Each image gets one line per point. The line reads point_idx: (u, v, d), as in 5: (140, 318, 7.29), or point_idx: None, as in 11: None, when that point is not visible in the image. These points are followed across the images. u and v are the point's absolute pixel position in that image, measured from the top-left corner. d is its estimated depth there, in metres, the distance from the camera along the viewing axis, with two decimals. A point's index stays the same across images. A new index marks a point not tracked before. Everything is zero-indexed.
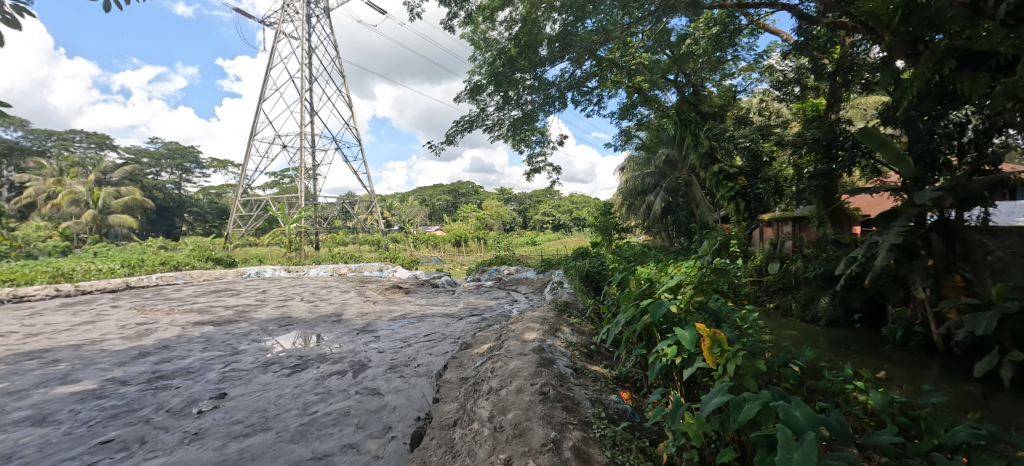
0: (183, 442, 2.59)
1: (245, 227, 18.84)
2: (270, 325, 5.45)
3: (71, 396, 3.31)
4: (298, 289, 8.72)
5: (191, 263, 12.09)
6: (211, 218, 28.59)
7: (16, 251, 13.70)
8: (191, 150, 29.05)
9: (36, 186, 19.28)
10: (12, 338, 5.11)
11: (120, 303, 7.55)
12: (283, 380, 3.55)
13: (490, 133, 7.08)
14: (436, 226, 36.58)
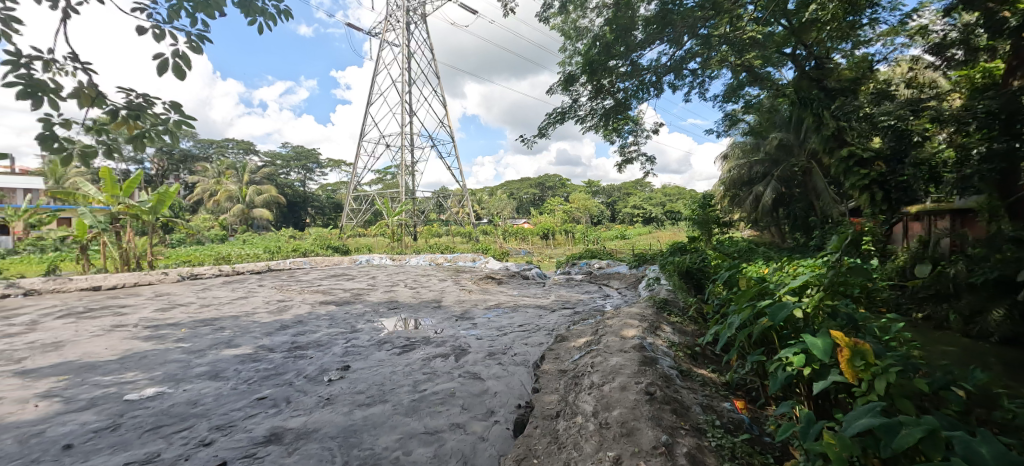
0: (319, 405, 2.97)
1: (354, 220, 20.76)
2: (381, 307, 6.00)
3: (234, 358, 3.97)
4: (401, 276, 9.48)
5: (315, 250, 13.76)
6: (330, 212, 32.19)
7: (191, 238, 16.78)
8: (314, 151, 32.90)
9: (204, 185, 23.39)
10: (191, 308, 6.28)
11: (263, 283, 8.87)
12: (395, 358, 3.88)
13: (582, 124, 6.96)
14: (525, 220, 37.11)
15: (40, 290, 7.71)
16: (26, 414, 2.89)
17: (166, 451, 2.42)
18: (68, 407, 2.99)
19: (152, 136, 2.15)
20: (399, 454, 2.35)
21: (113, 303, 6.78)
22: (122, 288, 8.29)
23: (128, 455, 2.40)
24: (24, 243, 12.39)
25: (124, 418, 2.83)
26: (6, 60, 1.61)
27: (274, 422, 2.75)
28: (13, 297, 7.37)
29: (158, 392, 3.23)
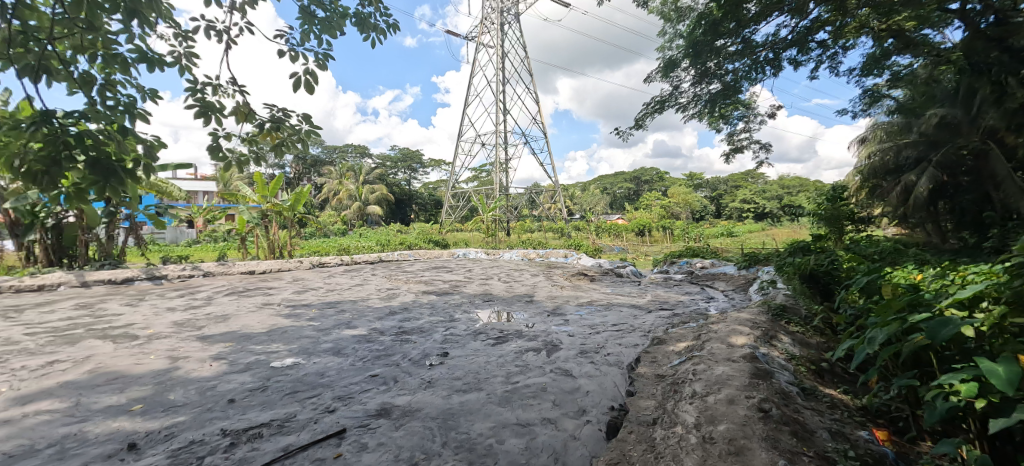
0: (422, 387, 3.16)
1: (453, 216, 21.85)
2: (476, 299, 6.22)
3: (351, 337, 4.41)
4: (495, 270, 9.75)
5: (419, 244, 14.76)
6: (431, 208, 34.33)
7: (319, 232, 19.07)
8: (418, 152, 35.25)
9: (328, 185, 26.43)
10: (318, 292, 7.13)
11: (375, 272, 9.74)
12: (491, 348, 3.99)
13: (684, 113, 6.48)
14: (619, 215, 35.93)
15: (212, 272, 9.33)
16: (202, 372, 3.50)
17: (299, 413, 2.76)
18: (231, 368, 3.56)
19: (289, 145, 2.51)
20: (493, 442, 2.39)
21: (261, 285, 7.96)
22: (267, 273, 9.71)
23: (273, 413, 2.78)
24: (201, 235, 15.14)
25: (269, 381, 3.29)
26: (188, 87, 2.08)
27: (384, 398, 2.98)
28: (195, 277, 9.04)
29: (293, 362, 3.70)
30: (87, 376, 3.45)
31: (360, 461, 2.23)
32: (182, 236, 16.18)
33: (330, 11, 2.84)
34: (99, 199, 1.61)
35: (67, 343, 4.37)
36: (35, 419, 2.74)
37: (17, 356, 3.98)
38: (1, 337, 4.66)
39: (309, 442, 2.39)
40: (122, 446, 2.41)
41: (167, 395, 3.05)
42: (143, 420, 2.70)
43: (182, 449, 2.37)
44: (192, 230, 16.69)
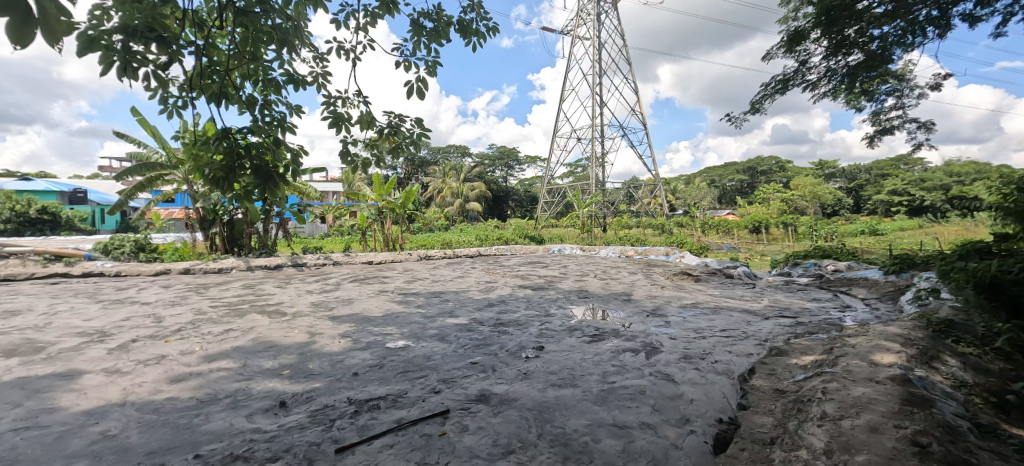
0: (518, 378, 3.21)
1: (549, 212, 21.94)
2: (572, 295, 6.16)
3: (454, 326, 4.65)
4: (592, 267, 9.56)
5: (515, 239, 15.06)
6: (527, 204, 34.87)
7: (425, 227, 20.51)
8: (514, 150, 36.01)
9: (434, 184, 28.30)
10: (425, 282, 7.65)
11: (475, 266, 10.17)
12: (586, 345, 3.92)
13: (813, 91, 5.69)
14: (729, 211, 32.93)
15: (339, 261, 10.52)
16: (332, 347, 3.97)
17: (410, 391, 2.97)
18: (354, 346, 3.97)
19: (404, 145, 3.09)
20: (589, 440, 2.34)
21: (377, 275, 8.78)
22: (382, 264, 10.68)
23: (387, 388, 3.03)
24: (330, 229, 17.21)
25: (385, 360, 3.61)
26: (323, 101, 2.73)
27: (484, 385, 3.08)
28: (327, 265, 10.27)
29: (404, 345, 4.01)
30: (250, 343, 4.11)
31: (462, 441, 2.33)
32: (315, 231, 18.55)
33: (438, 21, 3.34)
34: (259, 198, 2.26)
35: (237, 316, 5.26)
36: (215, 374, 3.34)
37: (205, 323, 4.89)
38: (193, 307, 5.77)
39: (417, 418, 2.56)
40: (274, 403, 2.82)
41: (307, 364, 3.51)
42: (289, 383, 3.13)
43: (318, 411, 2.69)
44: (323, 225, 19.06)
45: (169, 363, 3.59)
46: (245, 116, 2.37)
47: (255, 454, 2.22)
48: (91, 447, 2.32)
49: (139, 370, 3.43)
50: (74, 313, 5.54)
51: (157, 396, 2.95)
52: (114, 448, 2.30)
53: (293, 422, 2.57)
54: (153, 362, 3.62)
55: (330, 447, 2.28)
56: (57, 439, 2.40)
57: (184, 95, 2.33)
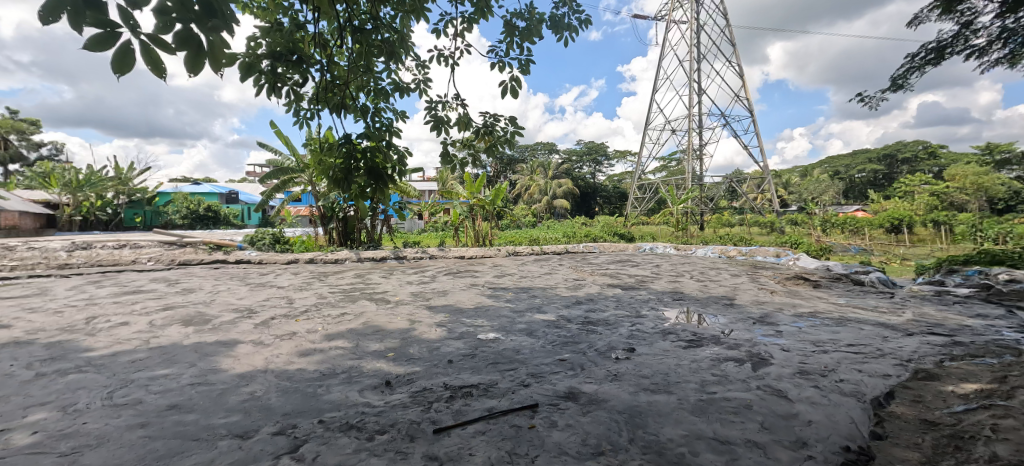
0: (608, 379, 3.11)
1: (639, 209, 21.09)
2: (665, 297, 5.83)
3: (542, 322, 4.66)
4: (687, 267, 8.99)
5: (603, 237, 14.71)
6: (616, 201, 33.89)
7: (513, 223, 20.93)
8: (603, 145, 35.22)
9: (522, 182, 28.84)
10: (514, 278, 7.79)
11: (563, 263, 10.12)
12: (682, 351, 3.67)
13: (980, 59, 4.71)
14: (855, 207, 28.81)
15: (434, 255, 11.14)
16: (429, 334, 4.20)
17: (500, 382, 3.03)
18: (449, 335, 4.16)
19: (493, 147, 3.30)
20: (686, 452, 2.18)
21: (469, 269, 9.15)
22: (473, 259, 11.10)
23: (478, 377, 3.12)
24: (427, 225, 18.34)
25: (477, 350, 3.73)
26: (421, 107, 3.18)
27: (572, 383, 3.04)
28: (424, 258, 10.94)
29: (494, 337, 4.11)
30: (361, 326, 4.51)
31: (551, 436, 2.31)
32: (414, 226, 19.90)
33: (530, 19, 3.35)
34: (370, 197, 2.77)
35: (349, 301, 5.83)
36: (333, 351, 3.71)
37: (325, 306, 5.49)
38: (315, 292, 6.52)
39: (508, 409, 2.60)
40: (381, 381, 3.06)
41: (408, 349, 3.75)
42: (393, 365, 3.37)
43: (418, 392, 2.86)
44: (420, 221, 20.38)
45: (299, 339, 4.08)
46: (357, 122, 3.15)
47: (366, 425, 2.42)
48: (242, 404, 2.71)
49: (277, 344, 3.94)
50: (228, 293, 6.56)
51: (290, 366, 3.37)
52: (258, 407, 2.66)
53: (396, 400, 2.75)
54: (287, 337, 4.15)
55: (429, 427, 2.40)
56: (219, 395, 2.84)
57: (316, 108, 3.24)
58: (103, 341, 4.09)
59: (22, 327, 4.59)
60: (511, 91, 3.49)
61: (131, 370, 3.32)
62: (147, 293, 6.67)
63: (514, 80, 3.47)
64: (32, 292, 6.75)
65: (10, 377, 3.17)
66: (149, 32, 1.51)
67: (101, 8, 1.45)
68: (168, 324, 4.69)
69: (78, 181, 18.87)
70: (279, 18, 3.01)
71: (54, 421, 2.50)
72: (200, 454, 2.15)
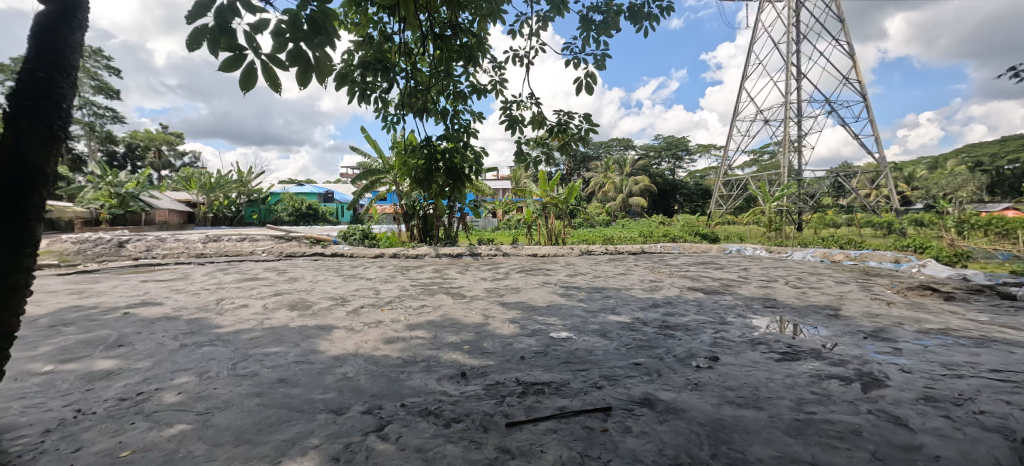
0: (688, 387, 2.91)
1: (725, 207, 19.70)
2: (755, 303, 5.35)
3: (616, 323, 4.50)
4: (781, 271, 8.20)
5: (684, 237, 13.93)
6: (698, 199, 31.97)
7: (586, 222, 20.59)
8: (684, 139, 33.32)
9: (596, 179, 28.30)
10: (587, 277, 7.63)
11: (638, 263, 9.72)
12: (774, 364, 3.33)
13: None
14: (997, 205, 24.42)
15: (507, 253, 11.28)
16: (503, 330, 4.24)
17: (572, 382, 2.97)
18: (521, 332, 4.16)
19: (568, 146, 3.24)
20: None
21: (541, 267, 9.14)
22: (545, 257, 11.07)
23: (550, 375, 3.08)
24: (501, 223, 18.64)
25: (550, 348, 3.69)
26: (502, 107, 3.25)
27: (648, 389, 2.88)
28: (497, 255, 11.14)
29: (567, 336, 4.05)
30: (439, 318, 4.69)
31: (625, 443, 2.20)
32: (488, 224, 20.37)
33: (607, 12, 3.22)
34: (448, 195, 2.84)
35: (428, 294, 6.09)
36: (414, 341, 3.89)
37: (407, 298, 5.79)
38: (398, 284, 6.91)
39: (580, 410, 2.53)
40: (456, 372, 3.14)
41: (483, 343, 3.82)
42: (468, 357, 3.44)
43: (491, 385, 2.89)
44: (494, 219, 20.81)
45: (384, 327, 4.33)
46: (438, 125, 3.27)
47: (443, 412, 2.49)
48: (337, 383, 2.92)
49: (365, 330, 4.21)
50: (325, 282, 7.19)
51: (376, 352, 3.58)
52: (349, 386, 2.86)
53: (471, 391, 2.80)
54: (374, 325, 4.42)
55: (502, 420, 2.41)
56: (318, 373, 3.10)
57: (401, 113, 3.43)
58: (228, 320, 4.67)
59: (169, 304, 5.41)
60: (585, 88, 3.38)
61: (249, 346, 3.75)
62: (260, 280, 7.53)
63: (589, 76, 3.35)
64: (176, 276, 7.94)
65: (161, 345, 3.73)
66: (268, 52, 1.65)
67: (232, 33, 1.60)
68: (276, 308, 5.24)
69: (209, 183, 21.91)
70: (370, 31, 3.22)
71: (192, 384, 2.89)
72: (301, 425, 2.35)
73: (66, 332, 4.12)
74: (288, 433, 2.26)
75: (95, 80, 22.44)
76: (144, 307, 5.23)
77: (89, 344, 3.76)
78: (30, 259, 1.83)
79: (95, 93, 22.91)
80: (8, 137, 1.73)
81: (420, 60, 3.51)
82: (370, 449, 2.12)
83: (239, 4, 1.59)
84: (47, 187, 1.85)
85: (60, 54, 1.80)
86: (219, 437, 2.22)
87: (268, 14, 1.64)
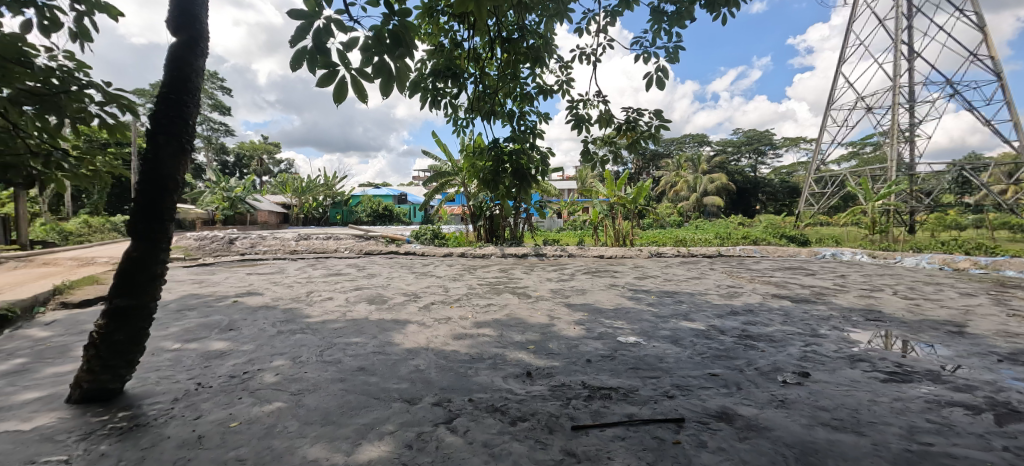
0: (772, 404, 2.63)
1: (818, 206, 17.92)
2: (854, 315, 4.75)
3: (690, 330, 4.21)
4: (887, 280, 7.24)
5: (767, 239, 12.85)
6: (783, 198, 29.41)
7: (657, 222, 19.75)
8: (768, 133, 30.79)
9: (668, 178, 27.12)
10: (657, 280, 7.28)
11: (715, 267, 9.10)
12: (878, 384, 2.92)
13: None
14: None
15: (574, 254, 11.12)
16: (569, 331, 4.15)
17: (641, 389, 2.81)
18: (588, 334, 4.04)
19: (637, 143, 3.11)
20: None
21: (608, 269, 8.88)
22: (613, 259, 10.74)
23: (618, 381, 2.95)
24: (566, 224, 18.44)
25: (617, 353, 3.54)
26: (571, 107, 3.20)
27: (726, 402, 2.65)
28: (563, 256, 11.02)
29: (635, 341, 3.86)
30: (505, 317, 4.70)
31: (700, 458, 2.03)
32: (553, 225, 20.25)
33: (680, 1, 3.02)
34: (515, 196, 2.83)
35: (495, 293, 6.14)
36: (481, 338, 3.93)
37: (474, 296, 5.88)
38: (465, 283, 7.05)
39: (650, 419, 2.38)
40: (522, 371, 3.10)
41: (548, 344, 3.76)
42: (534, 357, 3.40)
43: (557, 387, 2.82)
44: (560, 220, 20.67)
45: (453, 324, 4.42)
46: (504, 127, 3.27)
47: (508, 410, 2.47)
48: (410, 374, 3.02)
49: (435, 326, 4.33)
50: (399, 279, 7.53)
51: (446, 347, 3.66)
52: (421, 378, 2.94)
53: (537, 391, 2.75)
54: (443, 321, 4.53)
55: (568, 422, 2.33)
56: (393, 364, 3.23)
57: (469, 117, 3.48)
58: (317, 311, 5.05)
59: (268, 295, 5.98)
60: (656, 82, 3.20)
61: (333, 335, 4.00)
62: (343, 275, 8.07)
63: (660, 70, 3.17)
64: (274, 270, 8.76)
65: (262, 331, 4.11)
66: (357, 66, 1.72)
67: (327, 51, 1.68)
68: (357, 302, 5.58)
69: (301, 187, 23.97)
70: (441, 40, 3.31)
71: (287, 367, 3.14)
72: (378, 411, 2.44)
73: (188, 315, 4.69)
74: (367, 418, 2.35)
75: (212, 99, 25.47)
76: (248, 297, 5.82)
77: (207, 326, 4.24)
78: (165, 253, 2.36)
79: (212, 110, 26.03)
80: (150, 150, 2.25)
81: (488, 65, 3.54)
82: (439, 440, 2.14)
83: (332, 25, 1.68)
84: (178, 191, 2.37)
85: (186, 79, 2.31)
86: (309, 416, 2.37)
87: (357, 31, 1.71)
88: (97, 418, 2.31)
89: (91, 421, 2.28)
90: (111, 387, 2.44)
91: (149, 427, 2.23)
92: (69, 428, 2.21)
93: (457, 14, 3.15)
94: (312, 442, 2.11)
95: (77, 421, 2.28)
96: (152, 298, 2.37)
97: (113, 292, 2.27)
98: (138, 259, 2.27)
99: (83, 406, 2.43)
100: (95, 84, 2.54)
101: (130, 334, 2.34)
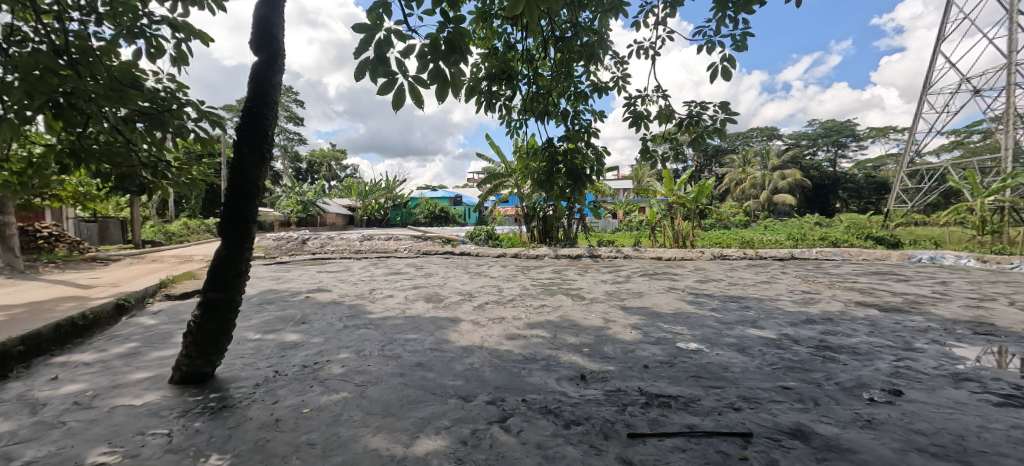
0: (857, 424, 2.35)
1: (910, 204, 16.11)
2: (958, 328, 4.18)
3: (759, 339, 3.91)
4: (1000, 287, 6.32)
5: (849, 240, 11.73)
6: (868, 195, 26.76)
7: (721, 223, 18.69)
8: (850, 124, 28.10)
9: (733, 175, 25.65)
10: (721, 284, 6.85)
11: (787, 270, 8.43)
12: (990, 409, 2.52)
13: None
14: None
15: (631, 255, 10.79)
16: (625, 335, 4.00)
17: (704, 399, 2.63)
18: (644, 339, 3.87)
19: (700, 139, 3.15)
20: None
21: (667, 271, 8.50)
22: (672, 261, 10.28)
23: (679, 388, 2.78)
24: (622, 224, 17.91)
25: (677, 359, 3.35)
26: (629, 108, 3.16)
27: (802, 419, 2.40)
28: (619, 258, 10.73)
29: (696, 348, 3.64)
30: (559, 319, 4.63)
31: None
32: (608, 225, 19.83)
33: None
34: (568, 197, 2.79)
35: (549, 294, 6.08)
36: (534, 339, 3.88)
37: (528, 297, 5.85)
38: (519, 283, 7.04)
39: (715, 431, 2.21)
40: (576, 374, 3.02)
41: (604, 347, 3.64)
42: (588, 360, 3.30)
43: (613, 393, 2.70)
44: (616, 220, 20.20)
45: (506, 324, 4.40)
46: (558, 127, 3.21)
47: (562, 413, 2.40)
48: (465, 372, 3.04)
49: (489, 326, 4.33)
50: (454, 279, 7.66)
51: (500, 347, 3.65)
52: (476, 376, 2.94)
53: (591, 395, 2.66)
54: (497, 321, 4.54)
55: (623, 429, 2.23)
56: (449, 361, 3.27)
57: (522, 118, 3.47)
58: (378, 307, 5.25)
59: (336, 291, 6.33)
60: (721, 73, 3.00)
61: (393, 331, 4.14)
62: (402, 274, 8.35)
63: (726, 60, 2.96)
64: (340, 268, 9.28)
65: (330, 325, 4.33)
66: (413, 74, 1.74)
67: (388, 61, 1.72)
68: (415, 300, 5.73)
69: (365, 190, 25.15)
70: (495, 43, 3.31)
71: (351, 360, 3.26)
72: (435, 406, 2.47)
73: (267, 308, 5.06)
74: (424, 413, 2.38)
75: (286, 111, 27.36)
76: (318, 293, 6.19)
77: (283, 319, 4.55)
78: (248, 252, 2.53)
79: (287, 121, 27.97)
80: (236, 159, 2.42)
81: (542, 65, 3.50)
82: (494, 438, 2.12)
83: (392, 35, 1.71)
84: (259, 196, 2.54)
85: (265, 93, 2.48)
86: (372, 407, 2.44)
87: (414, 39, 1.73)
88: (193, 398, 2.52)
89: (188, 400, 2.49)
90: (205, 370, 2.65)
91: (235, 409, 2.39)
92: (171, 405, 2.43)
93: (511, 17, 3.14)
94: (374, 432, 2.17)
95: (177, 399, 2.50)
96: (239, 292, 2.55)
97: (207, 286, 2.47)
98: (228, 257, 2.46)
99: (183, 386, 2.67)
100: (192, 102, 2.82)
101: (220, 324, 2.52)
